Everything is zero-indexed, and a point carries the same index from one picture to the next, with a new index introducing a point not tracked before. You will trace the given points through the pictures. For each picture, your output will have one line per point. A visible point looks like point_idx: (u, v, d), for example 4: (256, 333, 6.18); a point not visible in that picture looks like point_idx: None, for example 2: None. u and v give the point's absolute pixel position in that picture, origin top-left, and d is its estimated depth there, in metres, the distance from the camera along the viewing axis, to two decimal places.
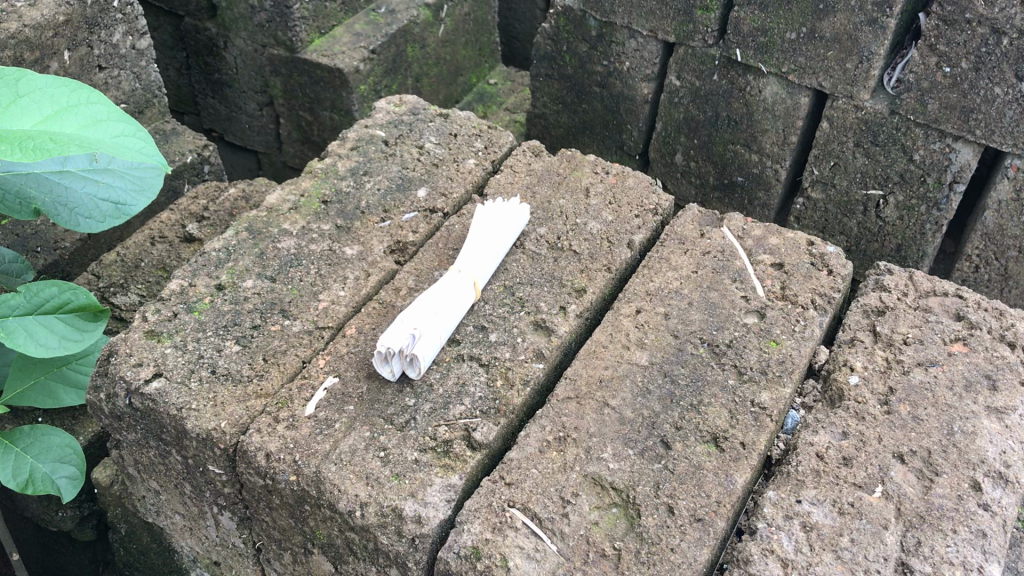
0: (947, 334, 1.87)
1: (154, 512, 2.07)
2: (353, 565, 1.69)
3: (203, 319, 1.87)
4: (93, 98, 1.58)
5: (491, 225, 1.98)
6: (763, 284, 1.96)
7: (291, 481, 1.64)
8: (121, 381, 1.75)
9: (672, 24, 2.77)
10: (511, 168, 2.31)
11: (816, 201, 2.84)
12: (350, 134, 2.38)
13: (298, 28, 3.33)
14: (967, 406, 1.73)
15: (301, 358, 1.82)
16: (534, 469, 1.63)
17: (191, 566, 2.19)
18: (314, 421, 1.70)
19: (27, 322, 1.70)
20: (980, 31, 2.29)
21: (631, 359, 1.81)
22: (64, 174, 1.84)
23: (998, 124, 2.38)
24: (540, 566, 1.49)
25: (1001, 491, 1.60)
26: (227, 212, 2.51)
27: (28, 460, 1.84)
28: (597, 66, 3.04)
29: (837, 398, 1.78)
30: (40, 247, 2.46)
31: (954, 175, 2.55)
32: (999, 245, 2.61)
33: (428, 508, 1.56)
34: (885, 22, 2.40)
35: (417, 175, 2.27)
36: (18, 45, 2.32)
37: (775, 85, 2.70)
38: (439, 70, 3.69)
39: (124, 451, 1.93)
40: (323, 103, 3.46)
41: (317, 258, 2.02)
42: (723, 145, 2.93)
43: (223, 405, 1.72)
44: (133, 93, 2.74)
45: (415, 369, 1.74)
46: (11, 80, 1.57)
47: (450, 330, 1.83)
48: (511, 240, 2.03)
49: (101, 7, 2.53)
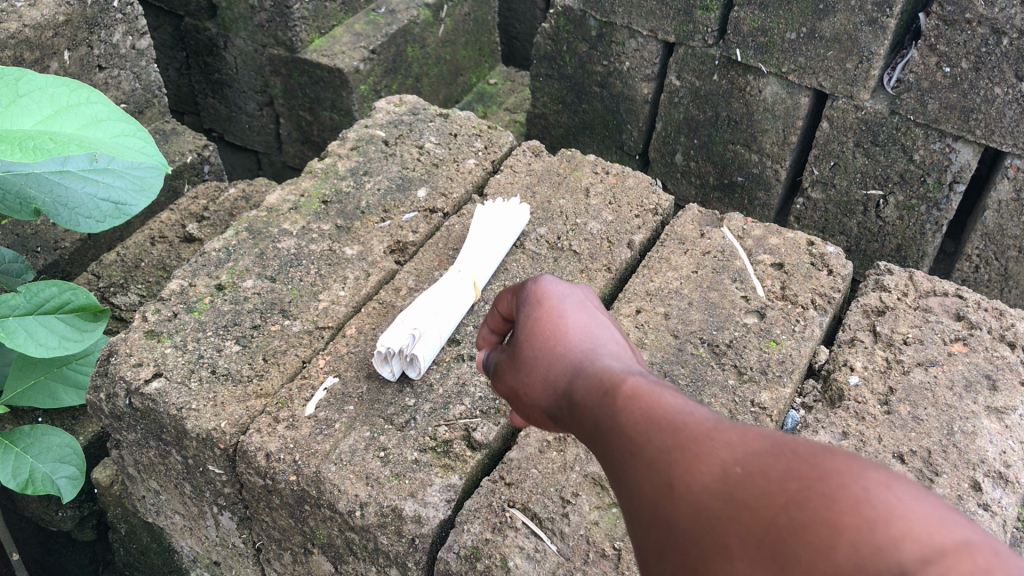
0: (947, 334, 1.87)
1: (154, 512, 2.07)
2: (353, 565, 1.70)
3: (203, 318, 1.87)
4: (94, 98, 1.58)
5: (490, 224, 1.99)
6: (763, 284, 1.95)
7: (290, 481, 1.63)
8: (121, 381, 1.75)
9: (672, 24, 2.77)
10: (511, 168, 2.31)
11: (816, 201, 2.85)
12: (350, 133, 2.38)
13: (297, 28, 3.32)
14: (966, 406, 1.73)
15: (301, 357, 1.82)
16: (534, 469, 1.63)
17: (191, 566, 2.19)
18: (314, 421, 1.70)
19: (28, 322, 1.70)
20: (980, 31, 2.28)
21: None
22: (64, 174, 1.84)
23: (997, 125, 2.38)
24: (540, 566, 1.49)
25: (1002, 492, 1.59)
26: (227, 212, 2.51)
27: (27, 460, 1.84)
28: (597, 66, 3.05)
29: (837, 398, 1.79)
30: (39, 246, 2.46)
31: (954, 175, 2.55)
32: (1000, 245, 2.61)
33: (428, 508, 1.56)
34: (885, 22, 2.39)
35: (418, 175, 2.27)
36: (18, 45, 2.31)
37: (775, 84, 2.70)
38: (439, 70, 3.70)
39: (124, 452, 1.93)
40: (323, 104, 3.46)
41: (318, 258, 2.03)
42: (723, 145, 2.93)
43: (223, 405, 1.72)
44: (133, 94, 2.74)
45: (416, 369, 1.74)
46: (10, 79, 1.56)
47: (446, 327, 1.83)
48: (511, 240, 2.03)
49: (101, 7, 2.53)
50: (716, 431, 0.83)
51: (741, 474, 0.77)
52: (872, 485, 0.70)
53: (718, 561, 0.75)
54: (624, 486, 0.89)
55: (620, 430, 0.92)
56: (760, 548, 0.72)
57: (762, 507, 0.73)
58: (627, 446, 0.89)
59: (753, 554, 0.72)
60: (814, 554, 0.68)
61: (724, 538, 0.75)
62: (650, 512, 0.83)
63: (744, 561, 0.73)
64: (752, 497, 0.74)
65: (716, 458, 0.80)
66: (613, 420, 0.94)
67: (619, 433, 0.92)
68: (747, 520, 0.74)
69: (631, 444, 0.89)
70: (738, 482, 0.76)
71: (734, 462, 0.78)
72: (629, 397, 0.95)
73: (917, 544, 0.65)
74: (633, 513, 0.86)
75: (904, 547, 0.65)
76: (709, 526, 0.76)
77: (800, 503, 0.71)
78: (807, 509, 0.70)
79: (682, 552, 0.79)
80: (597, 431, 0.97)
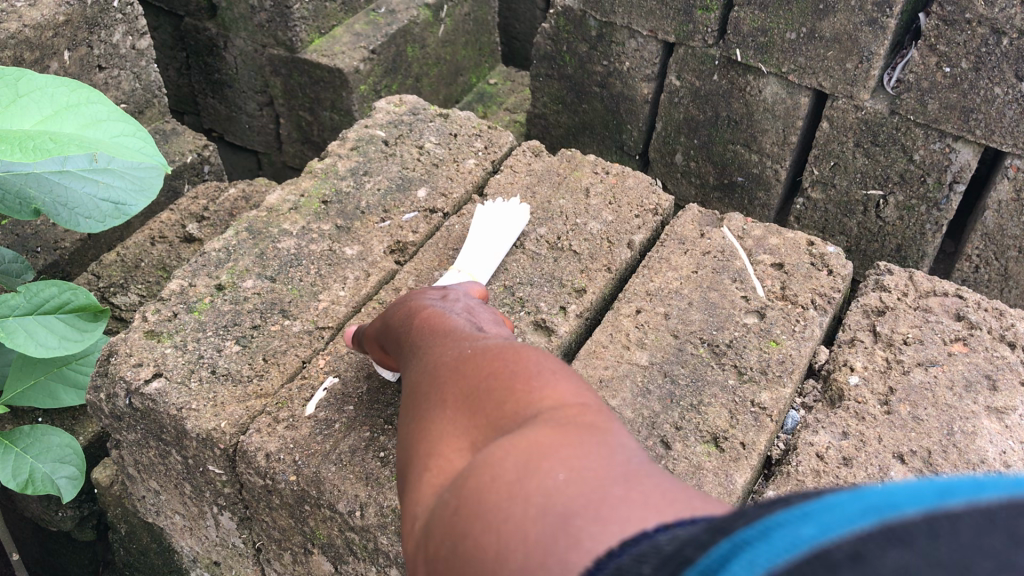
0: (947, 334, 1.87)
1: (154, 512, 2.07)
2: (353, 565, 1.70)
3: (203, 318, 1.87)
4: (93, 98, 1.58)
5: (491, 226, 2.03)
6: (763, 284, 1.95)
7: (291, 481, 1.63)
8: (121, 381, 1.75)
9: (672, 24, 2.77)
10: (511, 168, 2.31)
11: (816, 201, 2.85)
12: (349, 134, 2.38)
13: (297, 28, 3.31)
14: (966, 406, 1.73)
15: (301, 357, 1.82)
16: None
17: (191, 566, 2.19)
18: (315, 421, 1.70)
19: (28, 322, 1.70)
20: (980, 31, 2.28)
21: (632, 359, 1.81)
22: (63, 174, 1.84)
23: (997, 125, 2.38)
24: None
25: None
26: (227, 212, 2.51)
27: (27, 460, 1.83)
28: (597, 66, 3.05)
29: (837, 398, 1.79)
30: (39, 247, 2.46)
31: (954, 175, 2.56)
32: (1000, 245, 2.61)
33: None
34: (885, 22, 2.39)
35: (417, 175, 2.27)
36: (18, 45, 2.31)
37: (775, 85, 2.70)
38: (439, 70, 3.70)
39: (124, 452, 1.93)
40: (323, 104, 3.46)
41: (317, 258, 2.03)
42: (723, 145, 2.93)
43: (223, 405, 1.72)
44: (133, 94, 2.73)
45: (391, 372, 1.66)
46: (10, 79, 1.55)
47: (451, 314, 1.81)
48: (511, 241, 2.03)
49: (101, 7, 2.53)
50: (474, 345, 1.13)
51: (477, 360, 1.05)
52: (549, 372, 0.97)
53: (437, 409, 1.01)
54: (407, 383, 1.18)
55: (428, 352, 1.22)
56: (464, 404, 0.98)
57: (477, 378, 1.01)
58: (426, 357, 1.19)
59: (456, 408, 0.98)
60: (493, 401, 0.95)
61: (448, 395, 1.02)
62: (415, 388, 1.11)
63: (453, 409, 0.99)
64: (476, 373, 1.02)
65: (467, 356, 1.08)
66: (428, 346, 1.25)
67: (428, 352, 1.22)
68: (465, 386, 1.01)
69: (429, 356, 1.19)
70: (470, 369, 1.04)
71: (478, 354, 1.07)
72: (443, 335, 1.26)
73: (554, 399, 0.91)
74: (407, 393, 1.14)
75: (544, 397, 0.91)
76: (443, 389, 1.04)
77: (497, 376, 0.98)
78: (502, 376, 0.98)
79: (418, 407, 1.06)
80: (415, 352, 1.27)
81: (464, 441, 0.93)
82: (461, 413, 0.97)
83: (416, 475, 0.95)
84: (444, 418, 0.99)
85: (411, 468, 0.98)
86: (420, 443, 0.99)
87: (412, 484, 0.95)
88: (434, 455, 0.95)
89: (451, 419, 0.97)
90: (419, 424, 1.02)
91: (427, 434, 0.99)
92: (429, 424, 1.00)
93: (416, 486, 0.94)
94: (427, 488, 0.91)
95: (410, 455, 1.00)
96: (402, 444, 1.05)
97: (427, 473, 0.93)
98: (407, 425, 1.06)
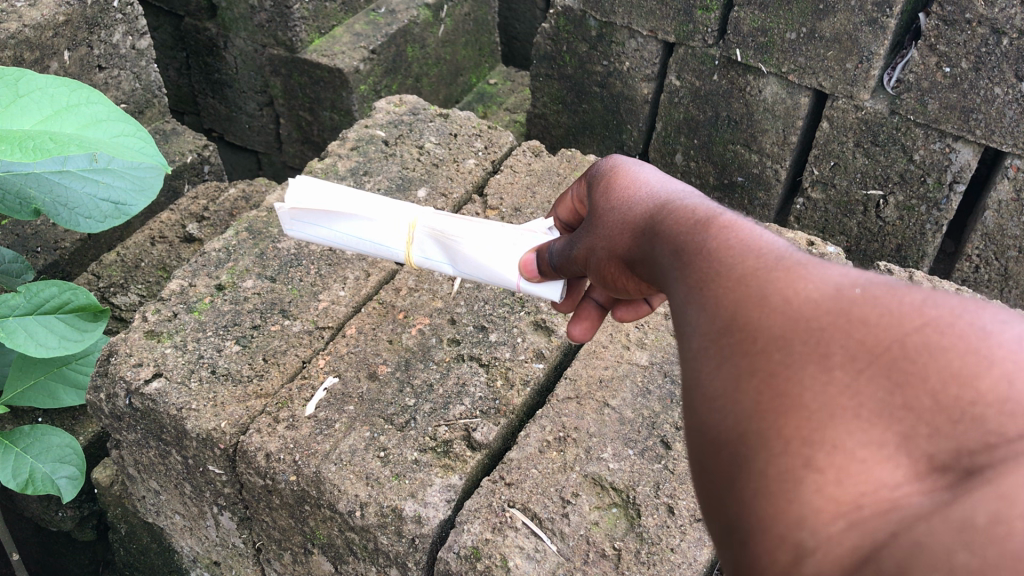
0: None
1: (154, 512, 2.07)
2: (353, 565, 1.70)
3: (203, 319, 1.87)
4: (93, 98, 1.58)
5: (320, 192, 1.54)
6: None
7: (291, 481, 1.64)
8: (121, 381, 1.75)
9: (672, 24, 2.77)
10: (511, 168, 2.31)
11: (815, 201, 2.85)
12: (350, 134, 2.38)
13: (297, 28, 3.31)
14: None
15: (301, 357, 1.82)
16: (534, 469, 1.61)
17: (191, 567, 2.19)
18: (314, 421, 1.69)
19: (27, 322, 1.70)
20: (980, 31, 2.27)
21: (632, 359, 1.82)
22: (64, 174, 1.84)
23: (997, 125, 2.38)
24: (540, 566, 1.48)
25: None
26: (227, 212, 2.51)
27: (27, 461, 1.83)
28: (597, 66, 3.05)
29: None
30: (39, 247, 2.45)
31: (954, 175, 2.56)
32: (1000, 245, 2.61)
33: (428, 508, 1.55)
34: (885, 22, 2.38)
35: (417, 175, 2.26)
36: (18, 45, 2.31)
37: (775, 85, 2.70)
38: (439, 70, 3.70)
39: (124, 452, 1.93)
40: (323, 103, 3.46)
41: (318, 258, 2.03)
42: (723, 145, 2.93)
43: (223, 405, 1.72)
44: (133, 94, 2.73)
45: (555, 299, 1.48)
46: (10, 79, 1.55)
47: (391, 255, 1.55)
48: (330, 190, 1.55)
49: (101, 7, 2.53)
50: (817, 266, 0.80)
51: (854, 295, 0.74)
52: (998, 329, 0.69)
53: (811, 375, 0.70)
54: (688, 308, 0.85)
55: (712, 258, 0.87)
56: (871, 363, 0.68)
57: (880, 330, 0.70)
58: (718, 272, 0.85)
59: (856, 367, 0.69)
60: (938, 380, 0.66)
61: (828, 352, 0.70)
62: (730, 322, 0.79)
63: (850, 377, 0.68)
64: (875, 322, 0.71)
65: (828, 284, 0.77)
66: (703, 247, 0.90)
67: (710, 260, 0.87)
68: (861, 341, 0.70)
69: (732, 266, 0.84)
70: (853, 303, 0.73)
71: (846, 286, 0.76)
72: (733, 235, 0.89)
73: None
74: (700, 324, 0.81)
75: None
76: (810, 338, 0.72)
77: (927, 341, 0.68)
78: (944, 340, 0.68)
79: (759, 361, 0.74)
80: (675, 261, 0.93)
81: (896, 449, 0.65)
82: (868, 389, 0.67)
83: (796, 481, 0.66)
84: (839, 396, 0.68)
85: (763, 459, 0.69)
86: (791, 430, 0.68)
87: (791, 495, 0.66)
88: (836, 460, 0.66)
89: (855, 404, 0.67)
90: (779, 398, 0.70)
91: (806, 423, 0.68)
92: (807, 407, 0.68)
93: (806, 504, 0.66)
94: (841, 519, 0.64)
95: (761, 439, 0.70)
96: (724, 408, 0.74)
97: (822, 483, 0.65)
98: (731, 385, 0.74)
